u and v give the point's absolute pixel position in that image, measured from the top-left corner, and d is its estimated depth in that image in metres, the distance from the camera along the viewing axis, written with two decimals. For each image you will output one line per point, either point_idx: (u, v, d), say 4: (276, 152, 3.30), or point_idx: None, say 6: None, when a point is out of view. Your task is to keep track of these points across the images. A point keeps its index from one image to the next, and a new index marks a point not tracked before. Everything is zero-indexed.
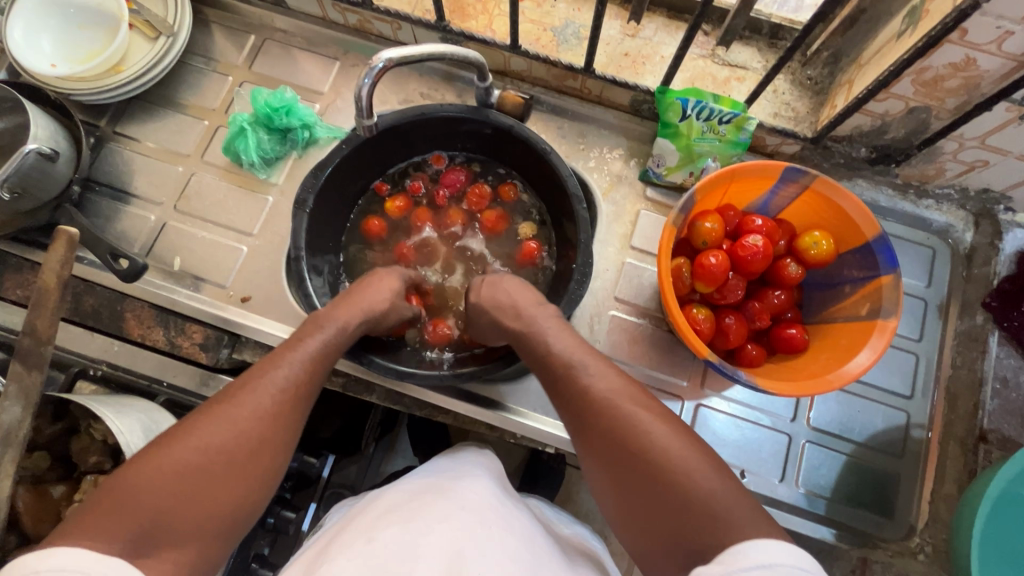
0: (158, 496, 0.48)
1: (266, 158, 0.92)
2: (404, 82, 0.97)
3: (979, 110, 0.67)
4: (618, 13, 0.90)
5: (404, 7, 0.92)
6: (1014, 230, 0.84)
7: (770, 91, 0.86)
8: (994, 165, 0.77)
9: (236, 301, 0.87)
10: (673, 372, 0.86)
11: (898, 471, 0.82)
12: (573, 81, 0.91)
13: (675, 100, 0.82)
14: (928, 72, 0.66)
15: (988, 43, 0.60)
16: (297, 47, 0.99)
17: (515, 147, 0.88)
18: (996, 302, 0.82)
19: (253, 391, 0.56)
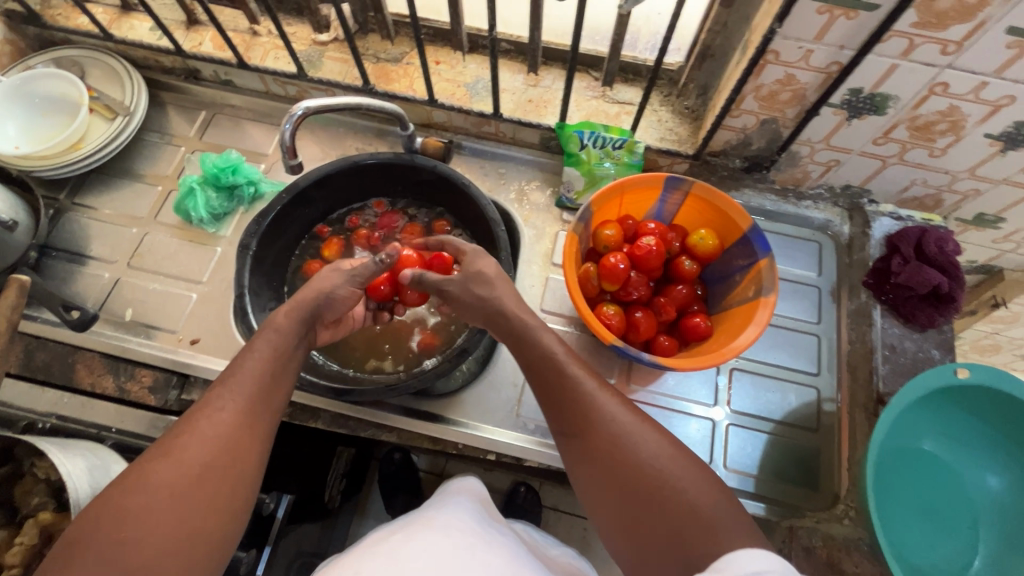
0: (117, 544, 0.53)
1: (215, 214, 1.08)
2: (343, 140, 1.18)
3: (811, 114, 0.89)
4: (518, 68, 1.15)
5: (335, 77, 1.16)
6: (880, 219, 1.03)
7: (655, 122, 1.09)
8: (844, 163, 0.99)
9: (186, 343, 0.98)
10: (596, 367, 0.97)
11: (817, 445, 0.95)
12: (488, 127, 1.15)
13: (573, 133, 1.03)
14: (764, 88, 0.89)
15: (798, 60, 0.82)
16: (245, 119, 1.20)
17: (433, 181, 1.03)
18: (872, 281, 0.98)
19: (204, 432, 0.63)
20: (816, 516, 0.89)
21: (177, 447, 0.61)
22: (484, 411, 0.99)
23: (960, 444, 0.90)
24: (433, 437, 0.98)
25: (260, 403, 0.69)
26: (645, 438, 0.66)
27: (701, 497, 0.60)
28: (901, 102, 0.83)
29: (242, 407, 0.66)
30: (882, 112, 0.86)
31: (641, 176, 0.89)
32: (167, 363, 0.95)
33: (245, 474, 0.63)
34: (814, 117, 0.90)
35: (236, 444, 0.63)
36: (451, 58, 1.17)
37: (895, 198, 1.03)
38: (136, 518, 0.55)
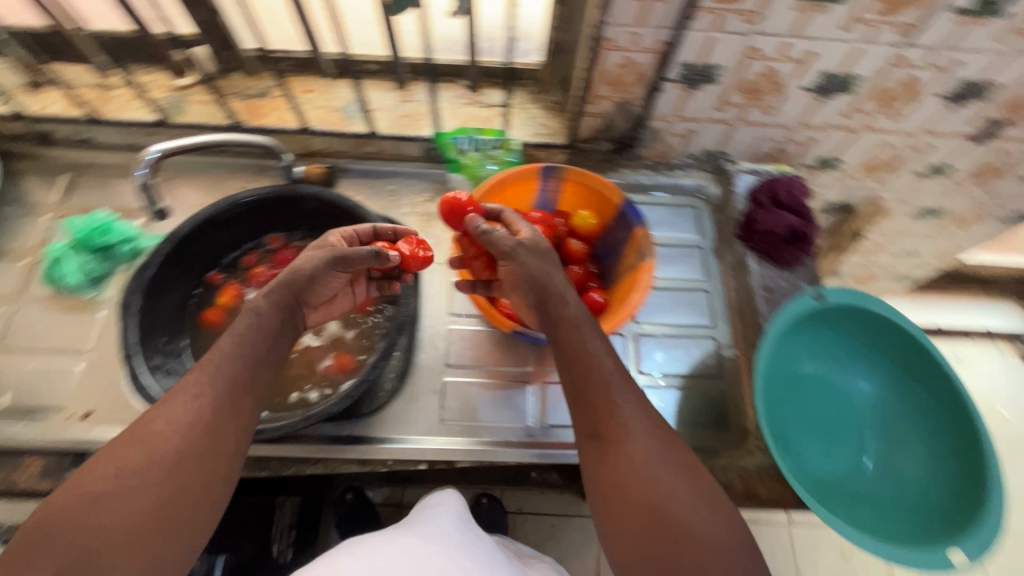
0: (74, 528, 0.64)
1: (91, 275, 1.13)
2: (223, 182, 1.27)
3: (657, 89, 1.08)
4: (321, 84, 1.25)
5: (204, 119, 1.23)
6: (741, 176, 1.27)
7: (528, 118, 1.26)
8: (700, 130, 1.21)
9: (79, 414, 1.00)
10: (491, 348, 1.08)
11: (724, 389, 1.12)
12: (369, 146, 1.27)
13: (448, 139, 1.19)
14: (610, 74, 1.07)
15: (628, 43, 1.00)
16: (114, 177, 1.28)
17: (291, 203, 1.13)
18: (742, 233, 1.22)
19: (159, 438, 0.72)
20: (732, 453, 1.04)
21: (148, 432, 0.73)
22: (419, 423, 1.08)
23: (828, 358, 1.17)
24: (357, 460, 1.04)
25: (231, 400, 0.79)
26: (672, 471, 0.75)
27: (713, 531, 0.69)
28: (724, 71, 1.03)
29: (209, 402, 0.77)
30: (716, 80, 1.06)
31: (516, 171, 1.08)
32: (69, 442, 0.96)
33: (211, 467, 0.73)
34: (636, 92, 1.11)
35: (202, 445, 0.74)
36: (316, 84, 1.25)
37: (748, 156, 1.26)
38: (101, 497, 0.66)
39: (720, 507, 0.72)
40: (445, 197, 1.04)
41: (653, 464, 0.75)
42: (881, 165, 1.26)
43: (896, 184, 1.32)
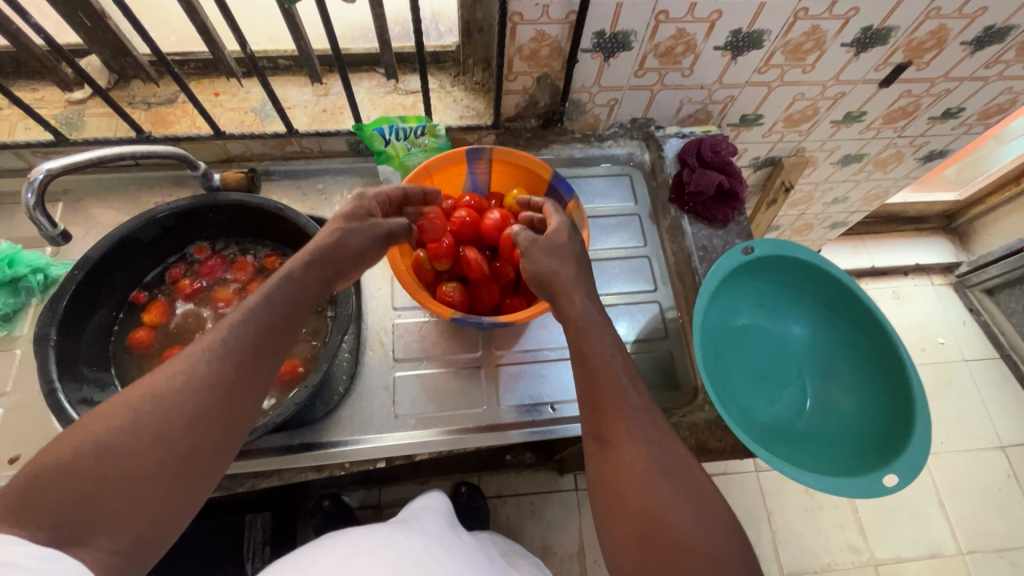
0: (95, 455, 0.44)
1: (1, 314, 0.78)
2: (137, 198, 0.89)
3: (824, 55, 0.83)
4: (303, 81, 0.89)
5: (104, 133, 0.83)
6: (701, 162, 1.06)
7: (451, 101, 0.91)
8: (778, 94, 0.91)
9: (5, 465, 0.71)
10: (632, 281, 0.91)
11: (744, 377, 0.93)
12: (328, 144, 0.90)
13: (372, 131, 0.83)
14: (789, 42, 0.80)
15: (823, 11, 0.75)
16: (14, 204, 0.87)
17: (267, 218, 0.83)
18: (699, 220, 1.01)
19: (198, 375, 0.50)
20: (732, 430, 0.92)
21: (133, 410, 0.47)
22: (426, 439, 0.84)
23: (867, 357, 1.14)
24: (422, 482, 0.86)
25: (608, 404, 0.57)
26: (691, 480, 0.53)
27: (721, 544, 0.50)
28: (900, 32, 0.80)
29: (238, 361, 0.53)
30: (885, 42, 0.82)
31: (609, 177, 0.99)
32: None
33: (210, 449, 0.49)
34: (670, 79, 0.85)
35: (223, 391, 0.51)
36: (228, 86, 0.88)
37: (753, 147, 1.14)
38: (121, 463, 0.44)
39: (882, 459, 0.67)
40: (497, 148, 0.79)
41: (824, 423, 0.75)
42: (900, 156, 1.15)
43: (896, 173, 1.21)
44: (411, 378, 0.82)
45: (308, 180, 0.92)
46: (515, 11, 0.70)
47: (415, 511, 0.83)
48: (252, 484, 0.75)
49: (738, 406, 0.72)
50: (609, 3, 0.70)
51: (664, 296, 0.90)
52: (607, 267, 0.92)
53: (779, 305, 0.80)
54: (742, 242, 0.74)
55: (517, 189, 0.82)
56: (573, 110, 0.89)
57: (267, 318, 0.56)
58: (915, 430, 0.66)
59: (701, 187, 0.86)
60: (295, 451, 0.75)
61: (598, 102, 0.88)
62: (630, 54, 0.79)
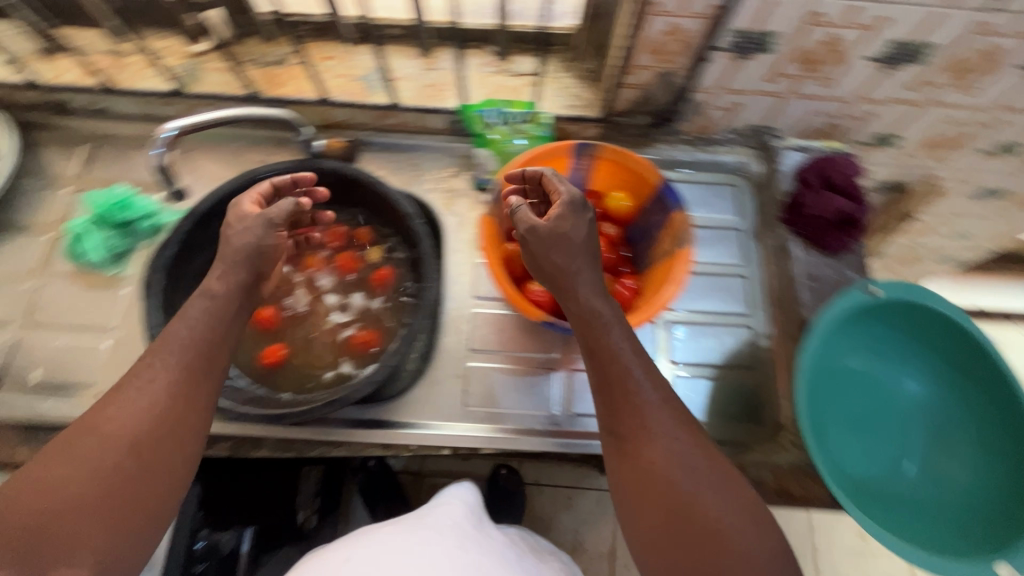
0: (38, 493, 0.44)
1: (114, 252, 0.82)
2: (240, 154, 0.91)
3: (996, 79, 0.72)
4: (412, 51, 0.87)
5: (222, 88, 0.87)
6: (791, 154, 0.88)
7: (558, 88, 0.87)
8: (927, 117, 0.81)
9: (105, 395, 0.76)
10: (724, 301, 0.85)
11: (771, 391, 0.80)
12: (426, 120, 0.89)
13: (475, 113, 0.83)
14: (957, 61, 0.70)
15: (1009, 28, 0.65)
16: (131, 147, 0.91)
17: (361, 191, 0.83)
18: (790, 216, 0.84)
19: (132, 409, 0.49)
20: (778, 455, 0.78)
21: (70, 447, 0.47)
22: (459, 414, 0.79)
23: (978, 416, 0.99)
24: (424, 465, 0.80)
25: (616, 398, 0.54)
26: (711, 477, 0.50)
27: (752, 544, 0.47)
28: None
29: (178, 379, 0.52)
30: None
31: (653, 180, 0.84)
32: (225, 431, 0.74)
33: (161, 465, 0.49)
34: (805, 88, 0.77)
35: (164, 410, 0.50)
36: (338, 50, 0.86)
37: None
38: (78, 490, 0.44)
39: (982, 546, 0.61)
40: (606, 145, 0.75)
41: (915, 489, 0.68)
42: None
43: None
44: (483, 370, 0.81)
45: (403, 155, 0.91)
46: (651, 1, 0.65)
47: (438, 502, 0.77)
48: (321, 452, 0.76)
49: (833, 458, 0.67)
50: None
51: (758, 321, 0.83)
52: (699, 282, 0.86)
53: (890, 352, 0.73)
54: (865, 281, 0.67)
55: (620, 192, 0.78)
56: (689, 110, 0.83)
57: (192, 342, 0.54)
58: None
59: (818, 211, 0.79)
60: (369, 426, 0.76)
61: (717, 105, 0.81)
62: (768, 57, 0.72)
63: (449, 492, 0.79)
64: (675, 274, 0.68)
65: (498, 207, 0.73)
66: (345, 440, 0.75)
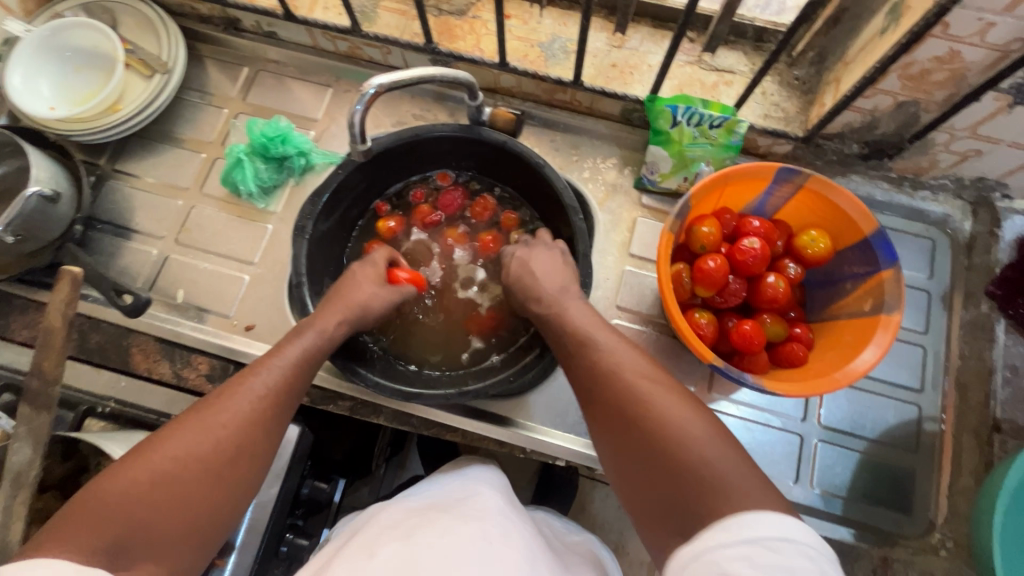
0: (132, 493, 0.44)
1: (264, 187, 0.81)
2: (396, 103, 0.86)
3: None
4: (603, 24, 0.79)
5: (392, 31, 0.81)
6: (1013, 217, 0.74)
7: (759, 93, 0.76)
8: None
9: (240, 329, 0.77)
10: (896, 371, 0.75)
11: (913, 467, 0.72)
12: (600, 103, 0.81)
13: (665, 107, 0.73)
14: None
15: None
16: (291, 77, 0.88)
17: (519, 168, 0.77)
18: (1000, 290, 0.73)
19: (228, 415, 0.51)
20: (910, 544, 0.70)
21: (161, 446, 0.47)
22: (573, 415, 0.74)
23: None
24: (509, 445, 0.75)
25: (619, 393, 0.51)
26: (674, 398, 0.50)
27: (714, 454, 0.45)
28: None
29: (270, 397, 0.53)
30: None
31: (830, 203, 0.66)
32: (348, 391, 0.74)
33: (236, 481, 0.49)
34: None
35: (254, 426, 0.51)
36: (523, 9, 0.80)
37: None
38: (161, 491, 0.45)
39: None
40: (816, 175, 0.65)
41: None
42: None
43: None
44: None
45: (564, 135, 0.84)
46: (943, 22, 0.53)
47: (462, 490, 0.65)
48: (436, 433, 0.75)
49: None
50: None
51: (929, 402, 0.74)
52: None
53: None
54: None
55: (816, 230, 0.68)
56: (914, 148, 0.71)
57: (292, 366, 0.57)
58: None
59: None
60: (490, 420, 0.74)
61: (952, 149, 0.69)
62: None
63: (471, 474, 0.70)
64: (873, 346, 0.60)
65: (678, 223, 0.65)
66: (463, 427, 0.74)
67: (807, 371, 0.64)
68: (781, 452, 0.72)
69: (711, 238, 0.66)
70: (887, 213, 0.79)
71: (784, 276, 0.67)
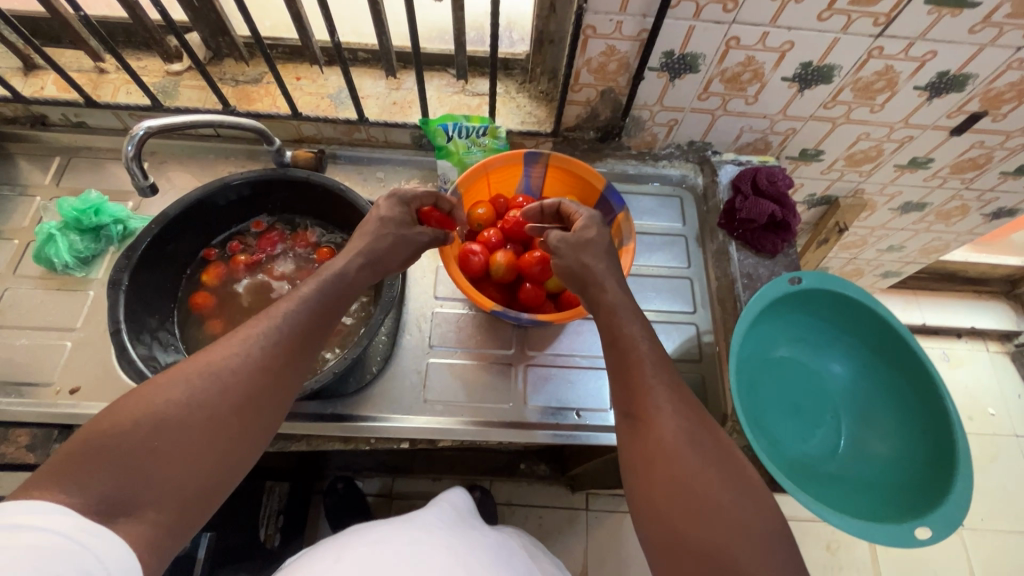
0: (145, 425, 0.45)
1: (81, 256, 0.84)
2: (211, 166, 0.95)
3: (892, 96, 0.81)
4: (379, 73, 0.94)
5: (194, 103, 0.91)
6: (726, 166, 0.94)
7: (514, 106, 0.94)
8: (837, 131, 0.90)
9: (65, 394, 0.77)
10: (671, 301, 0.90)
11: (702, 373, 0.85)
12: (391, 135, 0.95)
13: (436, 126, 0.86)
14: (860, 81, 0.79)
15: (898, 52, 0.74)
16: (107, 159, 0.95)
17: (327, 198, 0.87)
18: (724, 221, 0.90)
19: (242, 356, 0.52)
20: None
21: (171, 393, 0.48)
22: (409, 399, 0.81)
23: (825, 344, 0.77)
24: (348, 439, 0.79)
25: (663, 440, 0.54)
26: (723, 455, 0.54)
27: (749, 509, 0.50)
28: (980, 80, 0.78)
29: (271, 363, 0.54)
30: (960, 89, 0.80)
31: (565, 162, 0.81)
32: None
33: (234, 443, 0.50)
34: (733, 105, 0.85)
35: (254, 384, 0.52)
36: (310, 71, 0.94)
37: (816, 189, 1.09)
38: (165, 435, 0.46)
39: (913, 508, 0.65)
40: (554, 154, 0.81)
41: (856, 466, 0.72)
42: (965, 210, 1.09)
43: (960, 228, 1.15)
44: (442, 366, 0.84)
45: (368, 167, 0.96)
46: (589, 24, 0.72)
47: (431, 509, 0.79)
48: (281, 447, 0.79)
49: (769, 440, 0.70)
50: (683, 24, 0.72)
51: (703, 319, 0.89)
52: (646, 283, 0.92)
53: (823, 342, 0.77)
54: (789, 272, 0.72)
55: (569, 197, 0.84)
56: (633, 126, 0.91)
57: (297, 320, 0.57)
58: (951, 492, 0.64)
59: (751, 216, 0.86)
60: (328, 419, 0.78)
61: (658, 121, 0.90)
62: (696, 76, 0.80)
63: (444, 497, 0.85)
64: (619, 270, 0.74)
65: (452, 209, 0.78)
66: (306, 434, 0.78)
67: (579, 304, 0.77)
68: (591, 387, 0.83)
69: (485, 217, 0.80)
70: (641, 183, 0.99)
71: None
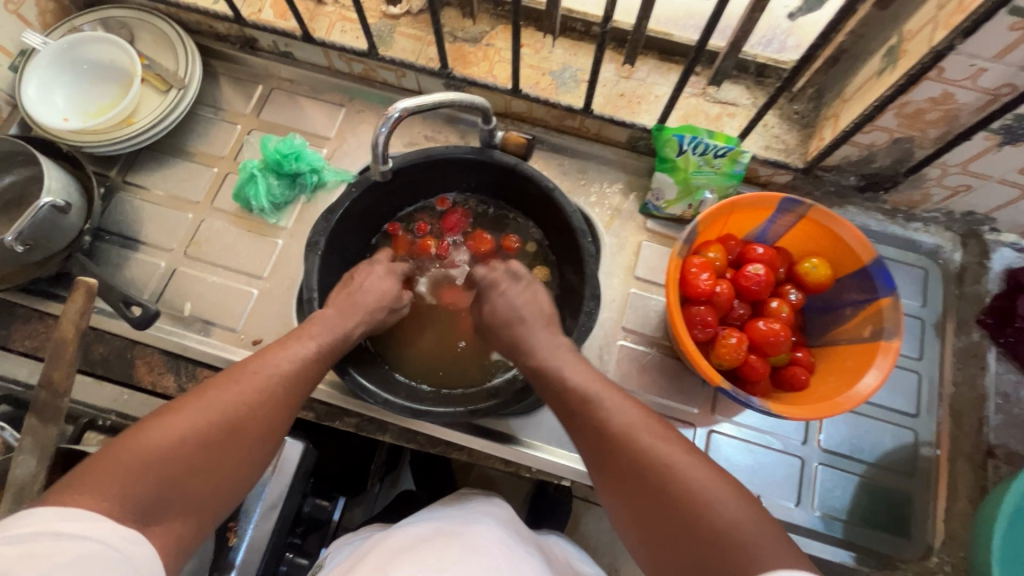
0: (133, 446, 0.46)
1: (275, 202, 0.82)
2: (407, 124, 0.88)
3: None
4: (612, 56, 0.82)
5: (408, 55, 0.83)
6: (1002, 249, 0.77)
7: (760, 124, 0.79)
8: None
9: (248, 344, 0.77)
10: (892, 396, 0.77)
11: (910, 490, 0.74)
12: (604, 129, 0.83)
13: (672, 136, 0.75)
14: None
15: None
16: (304, 95, 0.90)
17: (530, 192, 0.78)
18: (991, 319, 0.74)
19: (237, 379, 0.53)
20: (908, 568, 0.71)
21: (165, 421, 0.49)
22: None
23: None
24: (508, 461, 0.75)
25: (643, 469, 0.49)
26: (702, 463, 0.48)
27: (732, 511, 0.43)
28: None
29: (259, 381, 0.54)
30: None
31: (826, 219, 0.67)
32: (354, 407, 0.75)
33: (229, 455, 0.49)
34: None
35: (247, 403, 0.52)
36: (535, 39, 0.83)
37: None
38: (156, 454, 0.45)
39: None
40: (818, 206, 0.67)
41: None
42: None
43: None
44: None
45: (571, 159, 0.86)
46: (940, 65, 0.56)
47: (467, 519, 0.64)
48: (442, 451, 0.75)
49: None
50: None
51: (924, 426, 0.76)
52: None
53: None
54: None
55: (817, 258, 0.71)
56: (908, 182, 0.74)
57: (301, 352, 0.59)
58: None
59: None
60: (493, 438, 0.74)
61: (944, 183, 0.73)
62: None
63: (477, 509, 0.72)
64: (874, 370, 0.61)
65: (686, 249, 0.67)
66: (469, 446, 0.74)
67: (810, 395, 0.66)
68: (782, 474, 0.74)
69: (717, 263, 0.69)
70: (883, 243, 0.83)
71: (787, 302, 0.70)
